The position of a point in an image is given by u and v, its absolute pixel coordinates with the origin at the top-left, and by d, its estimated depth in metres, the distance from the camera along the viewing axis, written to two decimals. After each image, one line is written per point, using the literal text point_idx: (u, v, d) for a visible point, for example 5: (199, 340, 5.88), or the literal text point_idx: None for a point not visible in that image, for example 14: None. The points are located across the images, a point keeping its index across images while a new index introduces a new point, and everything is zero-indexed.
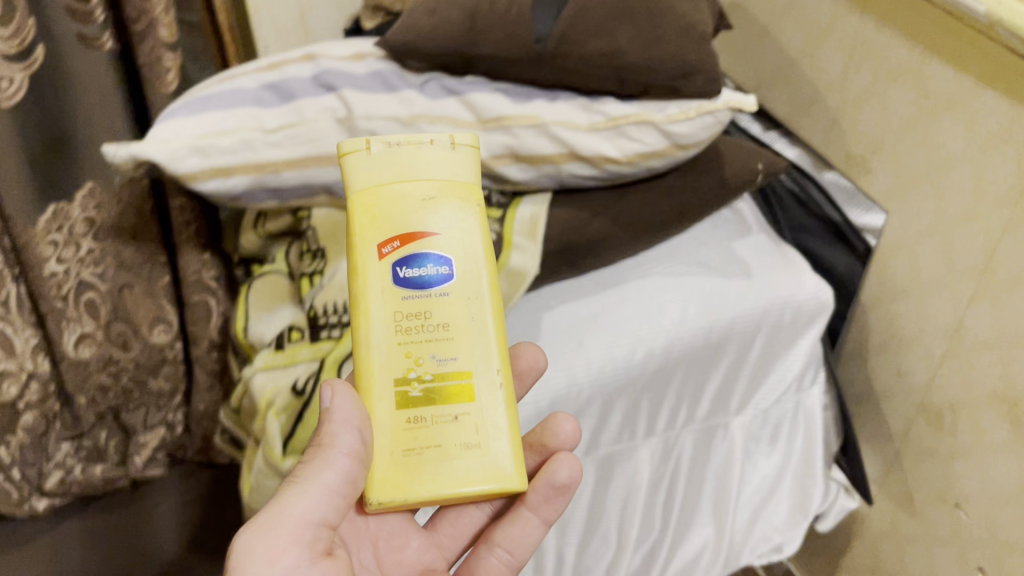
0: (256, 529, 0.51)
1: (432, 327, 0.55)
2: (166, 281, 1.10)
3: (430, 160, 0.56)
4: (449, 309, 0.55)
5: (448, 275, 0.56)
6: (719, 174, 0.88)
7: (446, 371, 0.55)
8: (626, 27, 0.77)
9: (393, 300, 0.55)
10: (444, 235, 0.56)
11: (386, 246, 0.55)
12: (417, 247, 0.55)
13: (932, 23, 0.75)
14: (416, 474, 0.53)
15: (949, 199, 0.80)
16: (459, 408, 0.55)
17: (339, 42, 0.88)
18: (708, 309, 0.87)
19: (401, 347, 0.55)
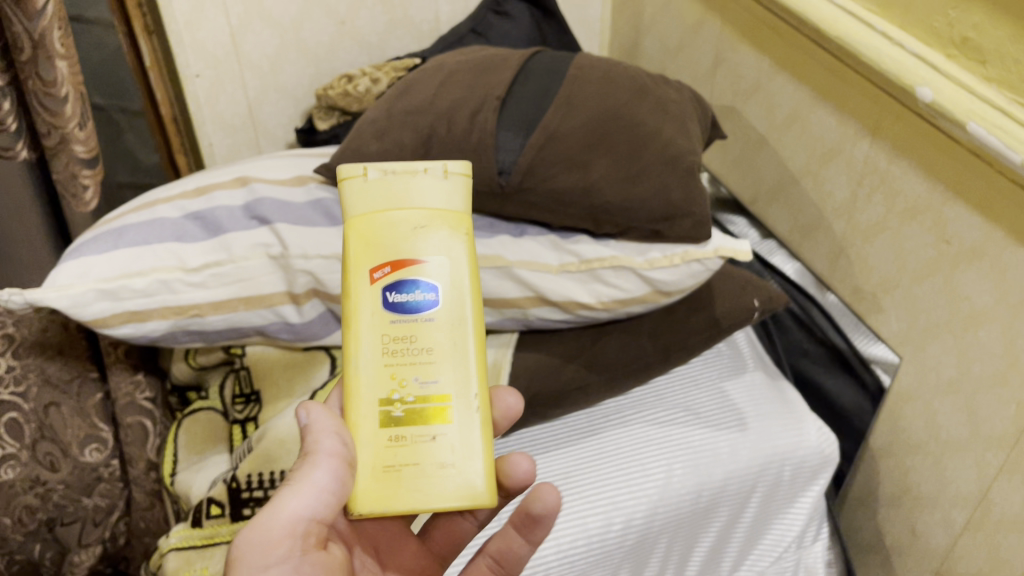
0: (250, 528, 0.44)
1: (416, 350, 0.47)
2: (100, 397, 0.90)
3: (423, 189, 0.48)
4: (436, 333, 0.47)
5: (434, 300, 0.47)
6: (709, 312, 0.76)
7: (429, 395, 0.47)
8: (603, 160, 0.67)
9: (380, 323, 0.47)
10: (432, 263, 0.47)
11: (376, 271, 0.47)
12: (406, 273, 0.47)
13: (954, 162, 0.65)
14: (391, 491, 0.46)
15: (974, 357, 0.68)
16: (436, 428, 0.47)
17: (280, 159, 0.78)
18: (696, 470, 0.75)
19: (386, 370, 0.47)
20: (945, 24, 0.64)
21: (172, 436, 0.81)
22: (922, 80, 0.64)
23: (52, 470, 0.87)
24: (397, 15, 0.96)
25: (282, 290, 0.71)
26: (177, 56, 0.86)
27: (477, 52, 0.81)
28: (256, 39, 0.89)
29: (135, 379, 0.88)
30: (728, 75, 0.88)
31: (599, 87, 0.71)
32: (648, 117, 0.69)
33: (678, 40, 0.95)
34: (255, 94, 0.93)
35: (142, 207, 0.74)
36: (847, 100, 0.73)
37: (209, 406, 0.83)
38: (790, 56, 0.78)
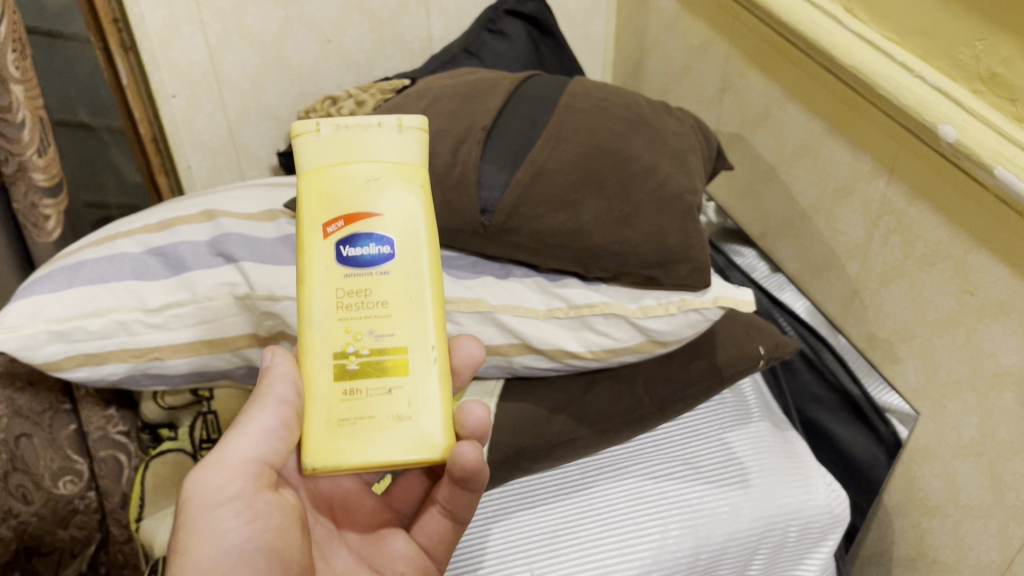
0: (200, 469, 0.45)
1: (371, 303, 0.44)
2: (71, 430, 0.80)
3: (377, 142, 0.45)
4: (393, 288, 0.45)
5: (390, 254, 0.45)
6: (709, 360, 0.70)
7: (385, 348, 0.44)
8: (593, 199, 0.62)
9: (334, 277, 0.44)
10: (388, 217, 0.45)
11: (330, 225, 0.44)
12: (361, 226, 0.44)
13: (979, 207, 0.59)
14: (345, 445, 0.43)
15: (998, 419, 0.62)
16: (393, 380, 0.44)
17: (252, 191, 0.74)
18: (693, 531, 0.69)
19: (340, 320, 0.44)
20: (970, 56, 0.58)
21: (138, 479, 0.76)
22: (944, 118, 0.58)
23: (24, 505, 0.78)
24: (386, 33, 0.92)
25: (249, 332, 0.66)
26: (152, 77, 0.84)
27: (469, 73, 0.76)
28: (235, 57, 0.86)
29: (107, 413, 0.80)
30: (735, 101, 0.83)
31: (592, 117, 0.66)
32: (643, 152, 0.64)
33: (683, 62, 0.90)
34: (235, 115, 0.90)
35: (103, 241, 0.70)
36: (861, 133, 0.67)
37: (179, 448, 0.77)
38: (801, 82, 0.73)
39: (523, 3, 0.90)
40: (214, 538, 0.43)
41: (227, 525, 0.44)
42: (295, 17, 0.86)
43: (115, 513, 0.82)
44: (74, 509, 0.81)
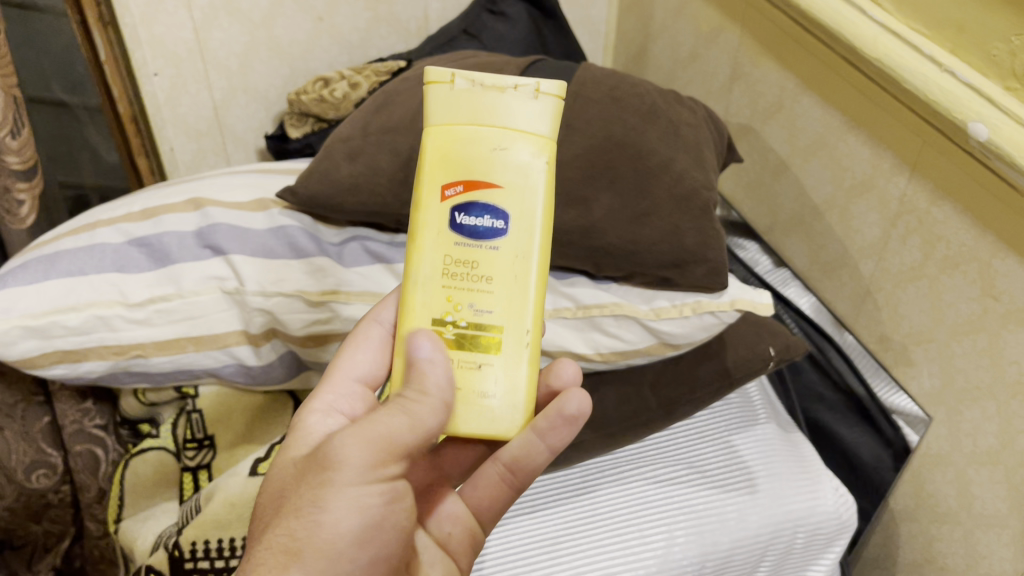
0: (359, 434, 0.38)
1: (474, 277, 0.43)
2: (47, 425, 0.70)
3: (454, 101, 0.43)
4: (499, 263, 0.43)
5: (503, 228, 0.43)
6: (719, 362, 0.68)
7: (483, 324, 0.43)
8: (606, 194, 0.59)
9: (444, 243, 0.43)
10: (510, 190, 0.43)
11: (449, 188, 0.43)
12: (478, 195, 0.42)
13: (1007, 210, 0.56)
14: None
15: (1019, 428, 0.60)
16: (484, 357, 0.43)
17: (239, 177, 0.70)
18: (700, 539, 0.66)
19: (443, 287, 0.43)
20: (1005, 52, 0.54)
21: (117, 477, 0.69)
22: (976, 115, 0.55)
23: None
24: (382, 12, 0.88)
25: (238, 329, 0.63)
26: (133, 53, 0.79)
27: (471, 57, 0.72)
28: (223, 35, 0.81)
29: (84, 406, 0.70)
30: (746, 90, 0.81)
31: (604, 107, 0.62)
32: (658, 145, 0.61)
33: (691, 48, 0.88)
34: (222, 96, 0.86)
35: (81, 229, 0.66)
36: (882, 129, 0.65)
37: (161, 446, 0.70)
38: (818, 74, 0.70)
39: None
40: (353, 514, 0.37)
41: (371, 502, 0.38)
42: None
43: (92, 509, 0.73)
44: (47, 503, 0.72)
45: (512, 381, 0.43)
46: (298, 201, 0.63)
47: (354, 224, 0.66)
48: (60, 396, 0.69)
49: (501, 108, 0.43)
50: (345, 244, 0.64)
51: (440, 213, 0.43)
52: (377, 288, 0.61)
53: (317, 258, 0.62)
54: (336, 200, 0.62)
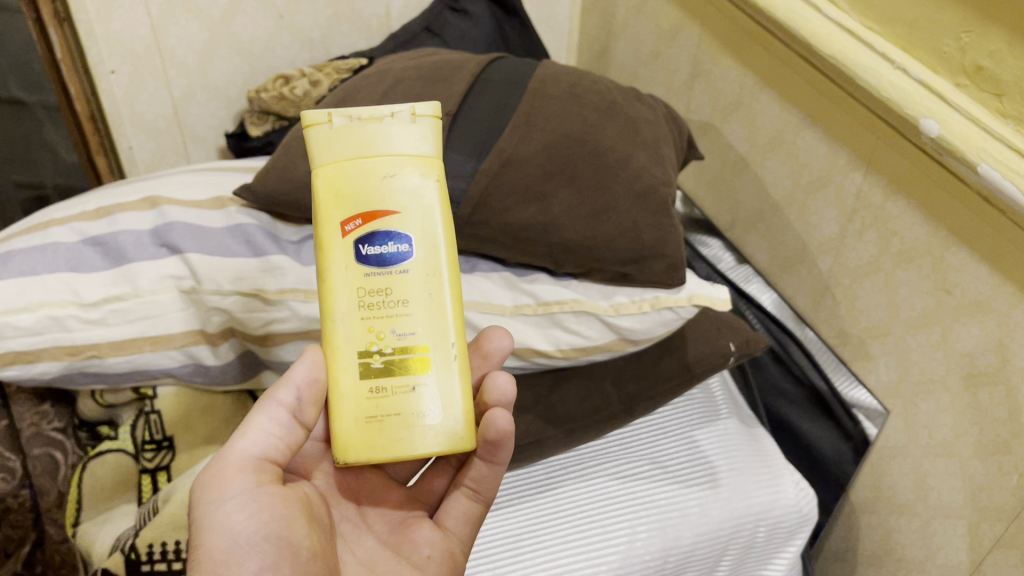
0: (210, 473, 0.42)
1: (391, 302, 0.43)
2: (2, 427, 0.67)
3: (329, 140, 0.43)
4: (412, 286, 0.43)
5: (409, 252, 0.43)
6: (680, 357, 0.68)
7: (408, 347, 0.43)
8: (565, 190, 0.59)
9: (354, 276, 0.43)
10: (408, 213, 0.43)
11: (348, 223, 0.43)
12: (380, 224, 0.43)
13: (959, 203, 0.57)
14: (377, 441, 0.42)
15: (971, 419, 0.61)
16: (415, 378, 0.43)
17: (195, 177, 0.69)
18: (662, 534, 0.66)
19: (360, 321, 0.43)
20: (955, 48, 0.55)
21: (74, 479, 0.66)
22: (927, 111, 0.55)
23: None
24: (343, 9, 0.88)
25: (195, 329, 0.61)
26: (89, 50, 0.78)
27: (431, 54, 0.72)
28: (181, 32, 0.81)
29: (41, 409, 0.68)
30: (707, 87, 0.82)
31: (563, 104, 0.62)
32: (617, 142, 0.61)
33: (653, 45, 0.88)
34: (181, 94, 0.85)
35: (34, 229, 0.65)
36: (838, 126, 0.66)
37: (120, 447, 0.68)
38: (776, 72, 0.71)
39: None
40: (220, 530, 0.40)
41: (233, 517, 0.40)
42: None
43: (51, 514, 0.67)
44: (6, 508, 0.66)
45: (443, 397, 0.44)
46: (256, 199, 0.63)
47: (314, 224, 0.66)
48: (15, 398, 0.68)
49: (382, 158, 0.43)
50: (305, 242, 0.64)
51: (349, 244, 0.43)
52: None
53: (275, 256, 0.62)
54: (294, 197, 0.62)
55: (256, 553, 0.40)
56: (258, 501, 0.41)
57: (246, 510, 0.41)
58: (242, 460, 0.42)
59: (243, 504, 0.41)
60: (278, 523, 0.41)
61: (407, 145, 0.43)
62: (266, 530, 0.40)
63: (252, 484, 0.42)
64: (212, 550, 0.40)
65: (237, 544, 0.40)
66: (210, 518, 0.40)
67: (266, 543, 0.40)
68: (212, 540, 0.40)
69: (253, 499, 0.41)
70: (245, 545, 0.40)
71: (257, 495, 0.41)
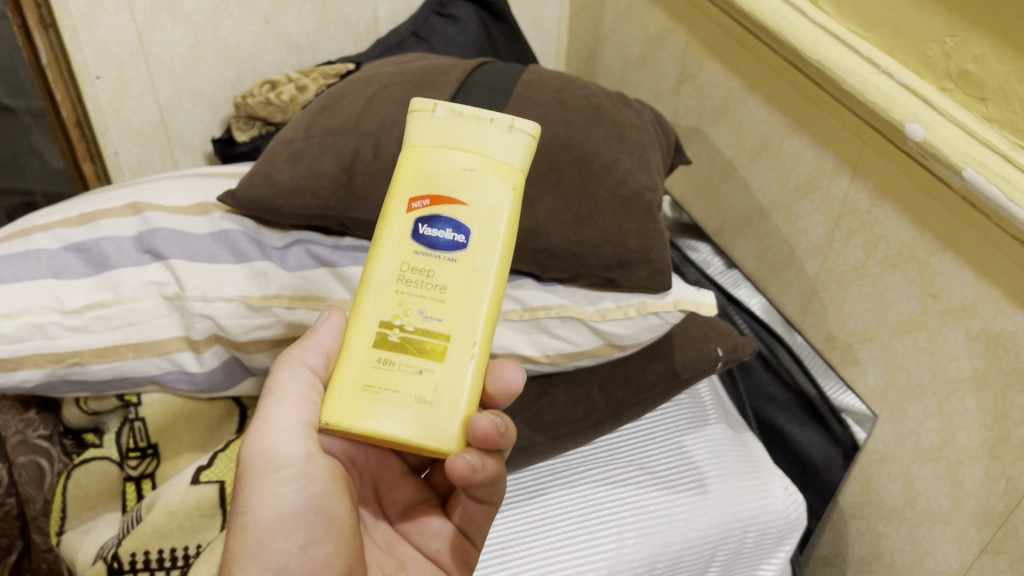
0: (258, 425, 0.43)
1: (429, 284, 0.41)
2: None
3: (483, 135, 0.42)
4: (456, 275, 0.41)
5: (464, 241, 0.41)
6: (669, 363, 0.68)
7: (429, 331, 0.41)
8: (550, 196, 0.59)
9: (403, 251, 0.42)
10: (475, 208, 0.42)
11: (415, 201, 0.42)
12: (444, 209, 0.41)
13: (945, 208, 0.57)
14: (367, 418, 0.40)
15: (958, 424, 0.61)
16: (425, 363, 0.40)
17: (178, 183, 0.69)
18: (650, 540, 0.66)
19: (395, 292, 0.41)
20: (940, 53, 0.55)
21: (58, 488, 0.65)
22: (912, 116, 0.55)
23: None
24: (330, 15, 0.88)
25: (179, 335, 0.61)
26: (74, 56, 0.78)
27: (417, 60, 0.71)
28: (166, 37, 0.80)
29: (26, 416, 0.67)
30: (694, 92, 0.82)
31: (549, 109, 0.62)
32: (602, 147, 0.61)
33: (641, 50, 0.88)
34: (167, 99, 0.85)
35: (16, 236, 0.64)
36: (824, 131, 0.66)
37: (104, 455, 0.67)
38: (762, 77, 0.71)
39: None
40: (270, 500, 0.42)
41: (282, 490, 0.42)
42: None
43: (38, 522, 0.67)
44: None
45: (450, 390, 0.40)
46: (239, 205, 0.63)
47: (299, 229, 0.65)
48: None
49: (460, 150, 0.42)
50: (289, 248, 0.63)
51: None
52: (320, 292, 0.61)
53: (258, 262, 0.62)
54: (278, 203, 0.61)
55: (300, 528, 0.42)
56: (308, 474, 0.42)
57: (295, 484, 0.42)
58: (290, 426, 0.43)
59: (296, 478, 0.42)
60: (319, 499, 0.43)
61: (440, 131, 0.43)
62: (312, 505, 0.42)
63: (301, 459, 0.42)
64: (257, 522, 0.42)
65: (282, 518, 0.42)
66: (266, 481, 0.42)
67: (309, 518, 0.42)
68: (263, 514, 0.42)
69: (303, 477, 0.42)
70: (288, 518, 0.42)
71: (306, 472, 0.42)
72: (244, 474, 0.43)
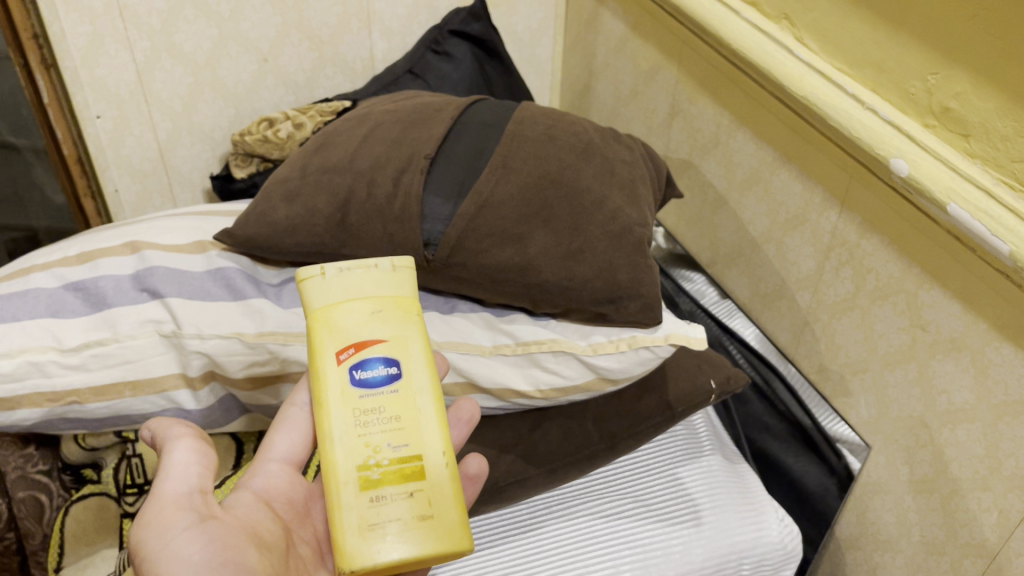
0: (149, 508, 0.42)
1: (386, 418, 0.43)
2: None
3: (376, 280, 0.46)
4: (404, 402, 0.44)
5: (397, 374, 0.44)
6: (660, 394, 0.68)
7: (403, 458, 0.43)
8: (541, 232, 0.60)
9: (348, 398, 0.44)
10: (394, 342, 0.45)
11: (340, 351, 0.44)
12: (371, 351, 0.44)
13: (931, 241, 0.58)
14: (369, 551, 0.42)
15: (950, 455, 0.62)
16: (414, 488, 0.43)
17: (174, 221, 0.69)
18: (645, 573, 0.66)
19: (358, 437, 0.43)
20: (922, 89, 0.56)
21: (56, 524, 0.66)
22: (897, 152, 0.56)
23: None
24: (327, 53, 0.89)
25: (175, 373, 0.61)
26: (75, 96, 0.79)
27: (410, 98, 0.73)
28: (165, 77, 0.82)
29: (25, 452, 0.66)
30: (685, 126, 0.83)
31: (540, 146, 0.63)
32: (593, 183, 0.62)
33: (632, 85, 0.89)
34: (167, 137, 0.86)
35: (16, 274, 0.65)
36: (812, 164, 0.67)
37: (101, 491, 0.67)
38: (751, 112, 0.72)
39: (468, 24, 0.89)
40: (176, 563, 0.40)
41: (188, 552, 0.41)
42: (229, 35, 0.83)
43: (37, 556, 0.67)
44: None
45: (444, 499, 0.43)
46: (235, 243, 0.64)
47: (294, 266, 0.67)
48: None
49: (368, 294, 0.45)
50: (286, 284, 0.65)
51: (364, 322, 0.45)
52: None
53: (254, 300, 0.63)
54: (275, 242, 0.63)
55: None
56: (206, 535, 0.41)
57: (198, 545, 0.41)
58: (175, 497, 0.42)
59: (197, 539, 0.41)
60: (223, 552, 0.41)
61: (394, 288, 0.46)
62: (219, 559, 0.41)
63: (197, 521, 0.42)
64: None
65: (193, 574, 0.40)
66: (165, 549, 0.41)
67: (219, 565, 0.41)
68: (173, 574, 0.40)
69: (201, 532, 0.41)
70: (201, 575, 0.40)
71: (206, 528, 0.42)
72: (140, 552, 0.41)
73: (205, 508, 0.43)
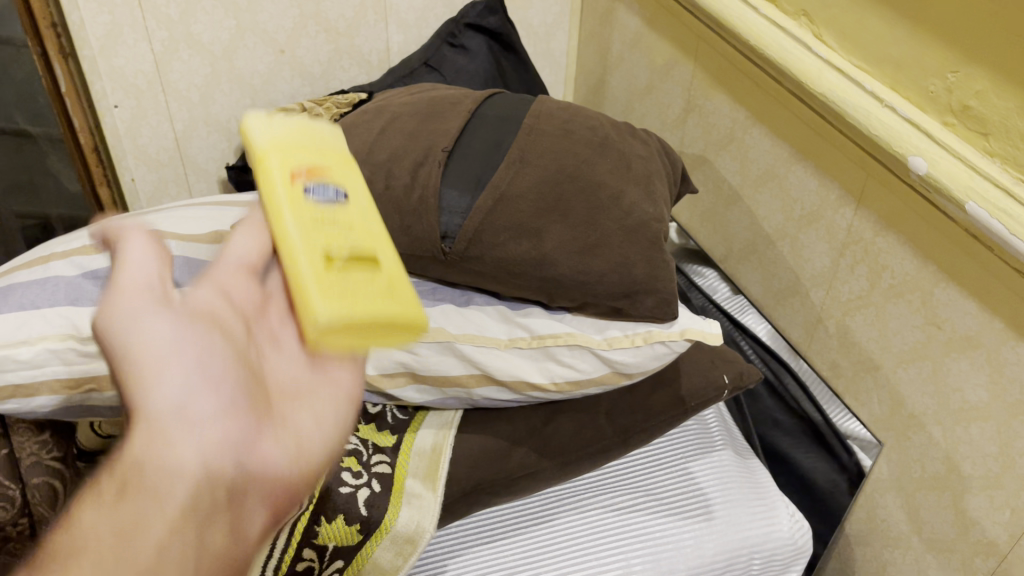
0: (128, 373, 0.37)
1: (337, 218, 0.48)
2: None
3: (338, 169, 0.52)
4: (358, 223, 0.49)
5: (344, 199, 0.50)
6: (673, 388, 0.69)
7: (359, 246, 0.48)
8: (557, 226, 0.60)
9: (299, 199, 0.48)
10: (349, 198, 0.50)
11: (292, 168, 0.49)
12: (323, 176, 0.50)
13: (947, 239, 0.58)
14: (332, 296, 0.44)
15: (963, 453, 0.62)
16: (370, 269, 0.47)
17: (192, 212, 0.70)
18: (656, 566, 0.66)
19: (314, 220, 0.47)
20: (942, 88, 0.56)
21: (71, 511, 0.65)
22: (915, 150, 0.56)
23: None
24: (343, 45, 0.90)
25: None
26: (93, 85, 0.80)
27: (426, 91, 0.73)
28: (183, 67, 0.82)
29: (41, 438, 0.66)
30: (700, 121, 0.83)
31: (557, 141, 0.63)
32: (609, 178, 0.62)
33: (648, 80, 0.89)
34: (183, 127, 0.86)
35: (35, 262, 0.66)
36: (828, 160, 0.67)
37: None
38: (767, 108, 0.72)
39: (484, 18, 0.89)
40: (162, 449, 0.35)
41: (169, 451, 0.35)
42: (246, 26, 0.83)
43: None
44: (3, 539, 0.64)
45: (404, 294, 0.47)
46: None
47: None
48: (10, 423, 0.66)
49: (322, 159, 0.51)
50: None
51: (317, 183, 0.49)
52: None
53: None
54: None
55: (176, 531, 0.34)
56: (207, 442, 0.36)
57: (191, 453, 0.35)
58: (161, 405, 0.36)
59: (175, 458, 0.35)
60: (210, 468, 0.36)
61: (354, 186, 0.51)
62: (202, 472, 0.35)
63: (175, 428, 0.36)
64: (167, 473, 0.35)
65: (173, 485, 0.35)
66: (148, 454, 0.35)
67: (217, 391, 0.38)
68: (157, 479, 0.34)
69: (196, 441, 0.36)
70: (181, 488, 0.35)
71: (182, 427, 0.36)
72: (140, 437, 0.35)
73: (186, 423, 0.36)
